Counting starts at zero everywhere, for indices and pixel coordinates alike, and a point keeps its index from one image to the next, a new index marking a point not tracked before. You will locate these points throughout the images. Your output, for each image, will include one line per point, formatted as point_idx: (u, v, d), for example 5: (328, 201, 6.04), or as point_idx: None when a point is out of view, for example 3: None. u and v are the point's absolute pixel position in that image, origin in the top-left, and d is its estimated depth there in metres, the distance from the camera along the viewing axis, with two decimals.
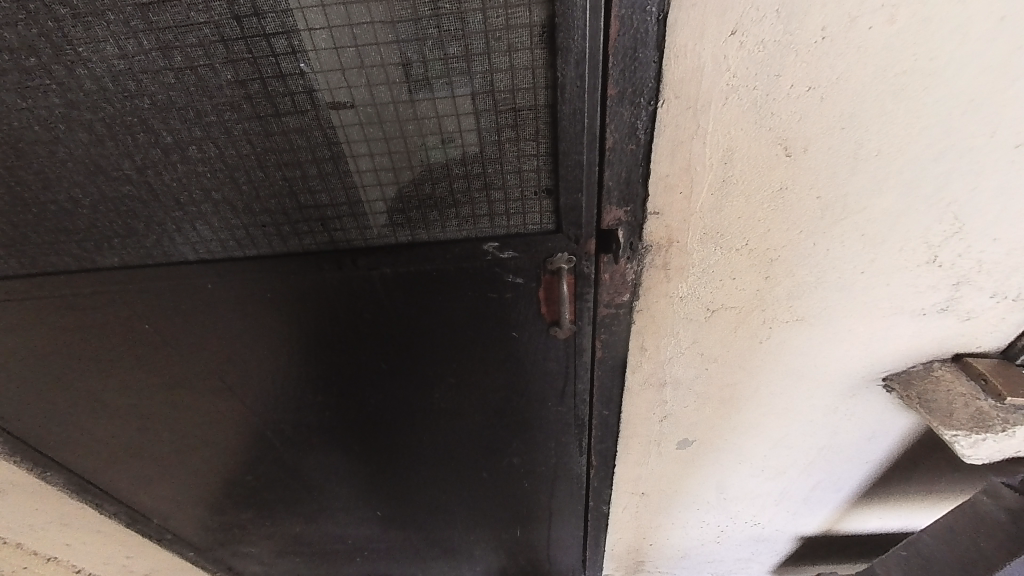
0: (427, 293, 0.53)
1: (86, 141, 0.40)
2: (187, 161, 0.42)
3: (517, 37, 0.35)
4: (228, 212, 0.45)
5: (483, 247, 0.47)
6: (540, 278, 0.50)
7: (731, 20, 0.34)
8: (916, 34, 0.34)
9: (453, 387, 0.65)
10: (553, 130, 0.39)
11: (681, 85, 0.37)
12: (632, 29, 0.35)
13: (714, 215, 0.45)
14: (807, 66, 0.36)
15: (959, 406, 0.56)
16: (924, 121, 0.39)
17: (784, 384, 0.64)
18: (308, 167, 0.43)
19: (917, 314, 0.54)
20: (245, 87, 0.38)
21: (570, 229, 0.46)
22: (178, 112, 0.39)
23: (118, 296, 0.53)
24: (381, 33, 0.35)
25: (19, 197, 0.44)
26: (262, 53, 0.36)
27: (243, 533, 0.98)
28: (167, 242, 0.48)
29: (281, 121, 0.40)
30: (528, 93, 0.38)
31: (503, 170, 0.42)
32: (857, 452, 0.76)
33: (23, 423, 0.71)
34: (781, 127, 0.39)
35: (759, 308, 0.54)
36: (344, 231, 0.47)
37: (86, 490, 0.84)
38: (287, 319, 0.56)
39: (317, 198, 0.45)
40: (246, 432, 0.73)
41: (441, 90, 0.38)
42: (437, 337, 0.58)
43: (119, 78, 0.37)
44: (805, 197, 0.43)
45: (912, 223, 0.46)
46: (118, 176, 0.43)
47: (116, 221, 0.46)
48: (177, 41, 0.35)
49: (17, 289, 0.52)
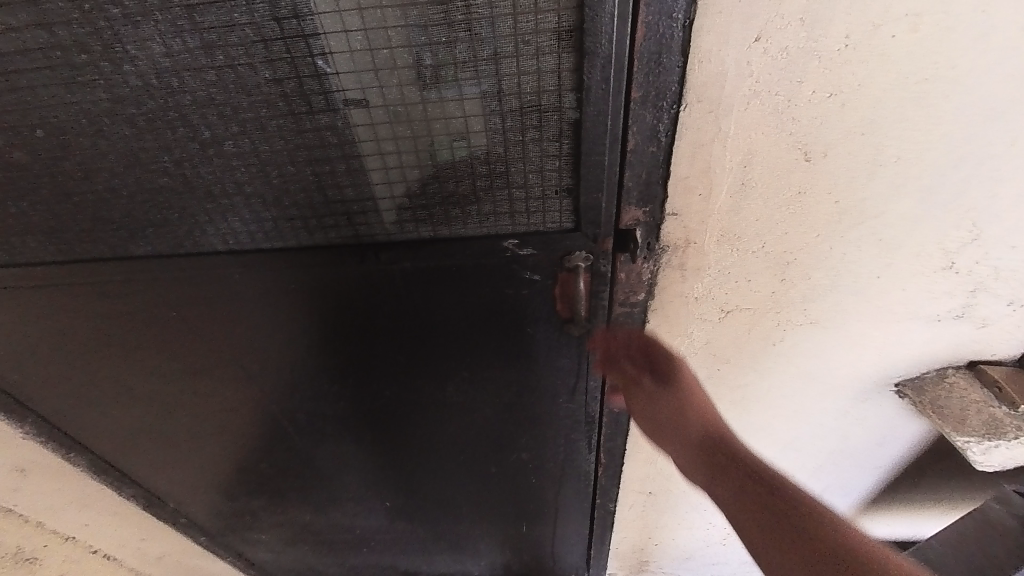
0: (446, 288, 0.54)
1: (128, 134, 0.42)
2: (222, 155, 0.43)
3: (545, 40, 0.36)
4: (259, 205, 0.47)
5: (502, 244, 0.48)
6: (557, 275, 0.51)
7: (755, 27, 0.35)
8: (937, 43, 0.35)
9: (467, 381, 0.66)
10: (576, 131, 0.40)
11: (704, 89, 0.38)
12: (657, 34, 0.36)
13: (731, 217, 0.45)
14: (830, 72, 0.36)
15: (973, 413, 0.56)
16: (944, 129, 0.40)
17: (795, 387, 0.64)
18: (336, 163, 0.44)
19: (931, 320, 0.55)
20: (281, 86, 0.39)
21: (589, 228, 0.46)
22: (216, 108, 0.41)
23: (149, 284, 0.55)
24: (414, 36, 0.37)
25: (61, 186, 0.46)
26: (299, 53, 0.38)
27: (255, 520, 1.00)
28: (199, 233, 0.49)
29: (314, 118, 0.41)
30: (553, 95, 0.39)
31: (525, 170, 0.43)
32: (866, 457, 0.76)
33: (52, 404, 0.74)
34: (801, 131, 0.39)
35: (773, 311, 0.54)
36: (368, 225, 0.48)
37: (107, 472, 0.86)
38: (310, 310, 0.58)
39: (344, 193, 0.46)
40: (263, 420, 0.75)
41: (468, 91, 0.39)
42: (453, 331, 0.59)
43: (163, 75, 0.39)
44: (823, 201, 0.44)
45: (930, 229, 0.46)
46: (156, 168, 0.44)
47: (150, 211, 0.48)
48: (220, 40, 0.37)
49: (54, 275, 0.55)
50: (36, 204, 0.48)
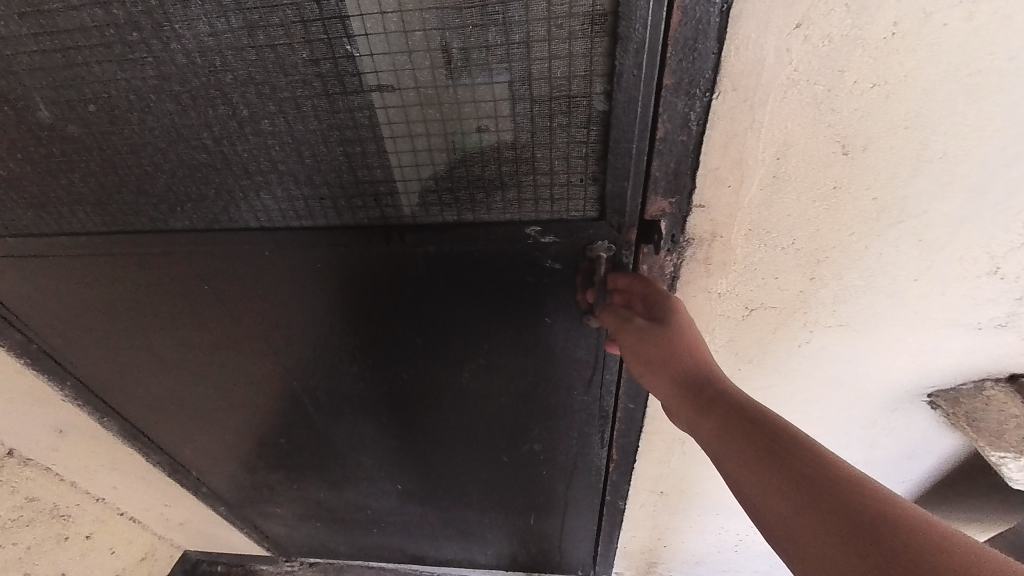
0: (468, 273, 0.54)
1: (172, 111, 0.44)
2: (259, 133, 0.45)
3: (578, 24, 0.36)
4: (291, 184, 0.48)
5: (525, 231, 0.48)
6: (579, 265, 0.51)
7: (798, 13, 0.33)
8: (993, 32, 0.33)
9: (483, 369, 0.67)
10: (606, 118, 0.40)
11: (740, 77, 0.37)
12: (694, 19, 0.35)
13: (762, 210, 0.44)
14: (874, 60, 0.35)
15: (1012, 427, 0.54)
16: (996, 124, 0.38)
17: (819, 391, 0.62)
18: (367, 144, 0.45)
19: (971, 328, 0.52)
20: (318, 66, 0.40)
21: (613, 218, 0.46)
22: (255, 87, 0.42)
23: (184, 258, 0.58)
24: (448, 18, 0.37)
25: (108, 160, 0.49)
26: (336, 33, 0.38)
27: (272, 494, 1.03)
28: (233, 209, 0.51)
29: (347, 99, 0.42)
30: (583, 81, 0.39)
31: (551, 156, 0.43)
32: (893, 471, 0.74)
33: (92, 370, 0.78)
34: (840, 123, 0.38)
35: (800, 310, 0.53)
36: (394, 208, 0.49)
37: (138, 437, 0.91)
38: (334, 289, 0.59)
39: (373, 174, 0.47)
40: (284, 396, 0.78)
41: (499, 76, 0.40)
42: (473, 318, 0.60)
43: (208, 53, 0.40)
44: (860, 197, 0.43)
45: (974, 230, 0.44)
46: (196, 144, 0.46)
47: (189, 186, 0.50)
48: (262, 20, 0.38)
49: (98, 246, 0.58)
50: (86, 177, 0.51)
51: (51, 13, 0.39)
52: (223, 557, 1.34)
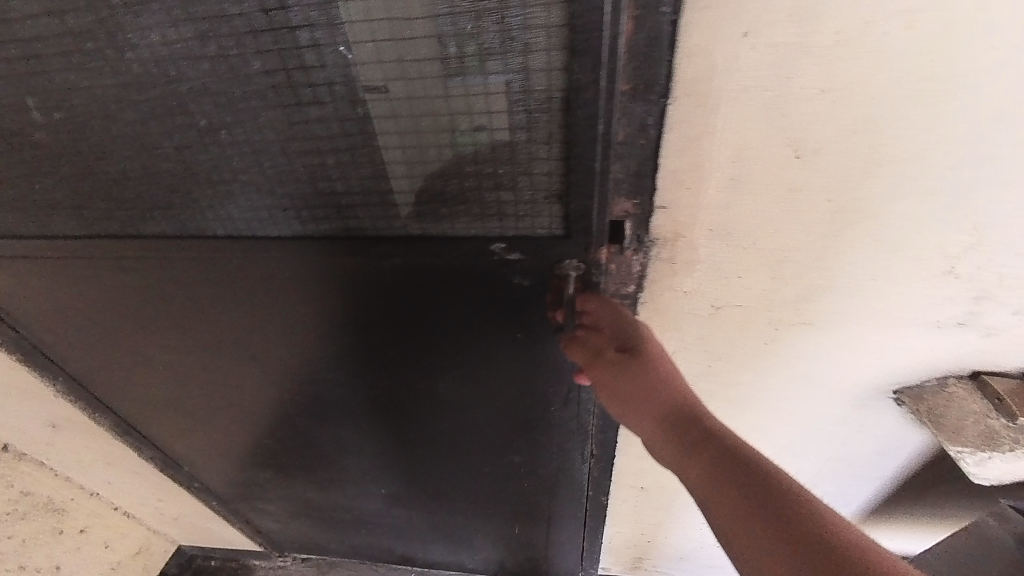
0: (432, 282, 0.56)
1: (133, 119, 0.46)
2: (220, 143, 0.46)
3: (537, 37, 0.37)
4: (254, 193, 0.50)
5: (493, 246, 0.50)
6: (548, 281, 0.52)
7: (744, 22, 0.35)
8: (933, 40, 0.34)
9: (458, 377, 0.68)
10: (568, 135, 0.41)
11: (693, 83, 0.38)
12: (646, 28, 0.36)
13: (722, 212, 0.46)
14: (821, 67, 0.36)
15: (970, 423, 0.56)
16: (944, 128, 0.39)
17: (790, 389, 0.64)
18: (328, 156, 0.46)
19: (932, 326, 0.54)
20: (272, 77, 0.42)
21: (578, 235, 0.47)
22: (212, 97, 0.43)
23: (160, 263, 0.59)
24: (423, 26, 0.38)
25: (86, 164, 0.50)
26: (287, 44, 0.40)
27: (262, 491, 1.05)
28: (202, 216, 0.53)
29: (304, 110, 0.43)
30: (544, 96, 0.40)
31: (516, 173, 0.45)
32: (866, 466, 0.75)
33: (82, 367, 0.79)
34: (792, 128, 0.39)
35: (765, 309, 0.54)
36: (358, 220, 0.51)
37: (129, 434, 0.92)
38: (307, 296, 0.60)
39: (334, 185, 0.48)
40: (265, 397, 0.79)
41: (475, 83, 0.40)
42: (449, 328, 0.61)
43: (164, 63, 0.42)
44: (816, 199, 0.44)
45: (929, 231, 0.45)
46: (158, 152, 0.48)
47: (160, 192, 0.51)
48: (213, 30, 0.39)
49: (76, 249, 0.59)
50: (67, 179, 0.52)
51: (20, 23, 0.41)
52: (217, 552, 1.36)
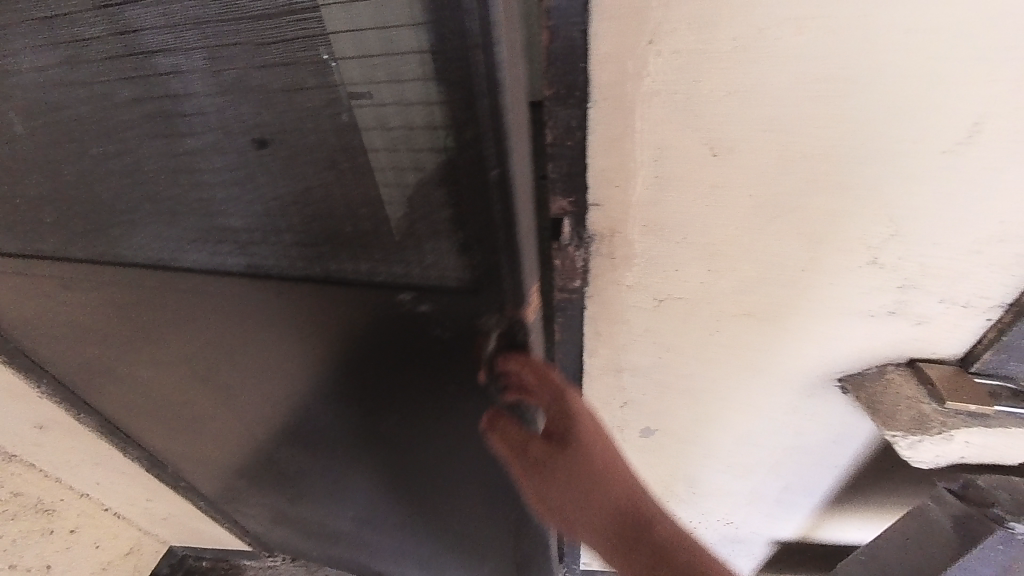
0: (344, 307, 0.56)
1: (57, 142, 0.50)
2: (119, 167, 0.50)
3: (400, 69, 0.38)
4: (161, 219, 0.53)
5: (406, 292, 0.52)
6: (466, 329, 0.53)
7: (648, 31, 0.38)
8: (825, 44, 0.37)
9: (391, 413, 0.70)
10: (455, 174, 0.42)
11: (609, 88, 0.41)
12: (561, 38, 0.38)
13: (652, 207, 0.48)
14: (724, 71, 0.39)
15: (903, 408, 0.57)
16: (848, 126, 0.41)
17: (740, 379, 0.66)
18: (217, 188, 0.49)
19: (865, 315, 0.56)
20: (143, 104, 0.44)
21: (483, 287, 0.48)
22: (102, 123, 0.47)
23: (105, 283, 0.63)
24: (409, 37, 0.36)
25: (54, 172, 0.53)
26: (149, 71, 0.42)
27: (244, 493, 1.07)
28: (126, 237, 0.56)
29: (182, 140, 0.46)
30: (423, 132, 0.41)
31: (418, 218, 0.46)
32: (824, 456, 0.77)
33: (65, 368, 0.82)
34: (706, 127, 0.42)
35: (705, 301, 0.57)
36: (265, 257, 0.54)
37: (113, 434, 0.95)
38: (241, 327, 0.63)
39: (232, 219, 0.51)
40: (221, 415, 0.82)
41: (457, 95, 0.37)
42: (379, 366, 0.63)
43: (69, 89, 0.45)
44: (738, 194, 0.46)
45: (849, 223, 0.48)
46: (77, 173, 0.52)
47: (91, 214, 0.55)
48: (81, 55, 0.43)
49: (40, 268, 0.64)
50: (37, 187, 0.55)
51: None
52: (208, 552, 1.38)
